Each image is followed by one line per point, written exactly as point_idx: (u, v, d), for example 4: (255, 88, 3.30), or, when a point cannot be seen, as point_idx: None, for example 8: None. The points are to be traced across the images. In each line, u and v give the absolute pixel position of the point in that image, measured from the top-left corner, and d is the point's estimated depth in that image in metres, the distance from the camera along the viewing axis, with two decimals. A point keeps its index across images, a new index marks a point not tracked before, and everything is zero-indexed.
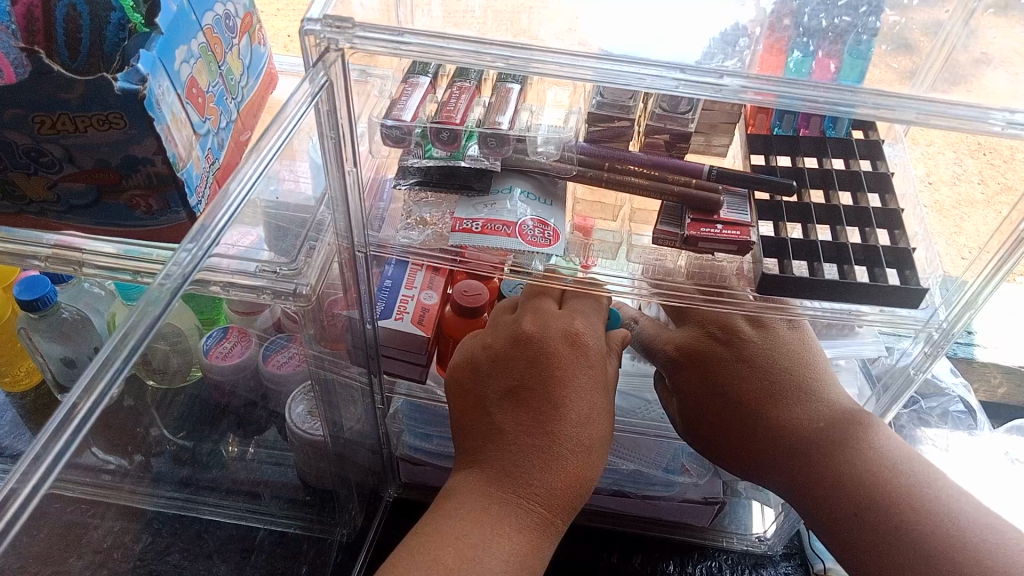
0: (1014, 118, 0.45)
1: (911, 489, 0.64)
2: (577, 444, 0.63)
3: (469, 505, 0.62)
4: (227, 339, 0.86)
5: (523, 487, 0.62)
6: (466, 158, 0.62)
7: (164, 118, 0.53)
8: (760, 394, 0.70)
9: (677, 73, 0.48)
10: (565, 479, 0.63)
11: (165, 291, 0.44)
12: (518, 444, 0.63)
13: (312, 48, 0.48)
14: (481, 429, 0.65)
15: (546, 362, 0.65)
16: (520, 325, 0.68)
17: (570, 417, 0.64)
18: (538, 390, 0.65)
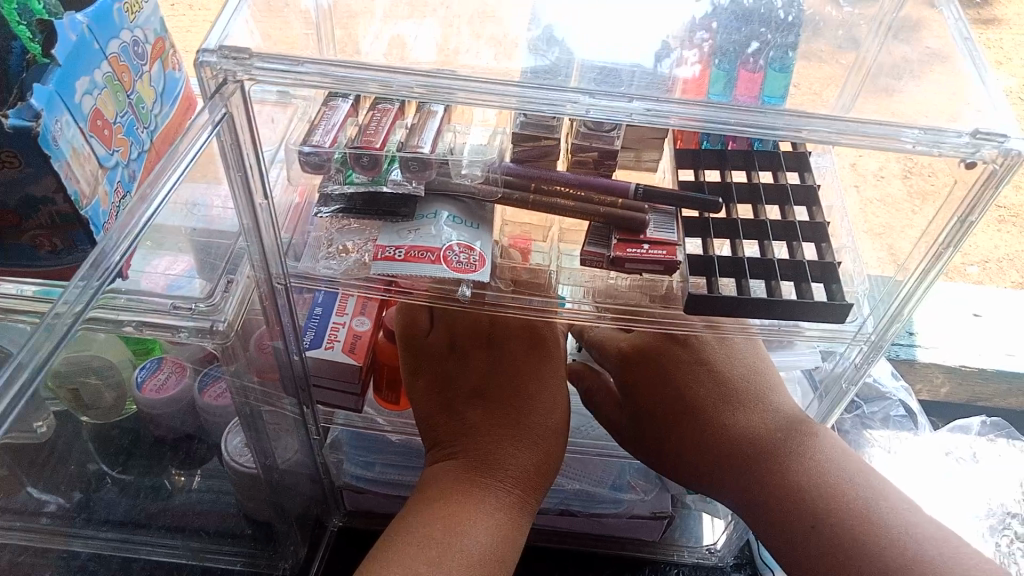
0: (924, 134, 0.45)
1: (866, 502, 0.61)
2: (546, 428, 0.68)
3: (448, 492, 0.65)
4: (161, 370, 0.82)
5: (499, 471, 0.66)
6: (388, 183, 0.60)
7: (62, 155, 0.51)
8: (713, 396, 0.68)
9: (588, 97, 0.47)
10: (538, 460, 0.67)
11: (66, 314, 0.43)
12: (490, 434, 0.68)
13: (208, 80, 0.46)
14: (451, 423, 0.68)
15: (504, 363, 0.70)
16: (478, 323, 0.71)
17: (534, 406, 0.68)
18: (507, 386, 0.69)
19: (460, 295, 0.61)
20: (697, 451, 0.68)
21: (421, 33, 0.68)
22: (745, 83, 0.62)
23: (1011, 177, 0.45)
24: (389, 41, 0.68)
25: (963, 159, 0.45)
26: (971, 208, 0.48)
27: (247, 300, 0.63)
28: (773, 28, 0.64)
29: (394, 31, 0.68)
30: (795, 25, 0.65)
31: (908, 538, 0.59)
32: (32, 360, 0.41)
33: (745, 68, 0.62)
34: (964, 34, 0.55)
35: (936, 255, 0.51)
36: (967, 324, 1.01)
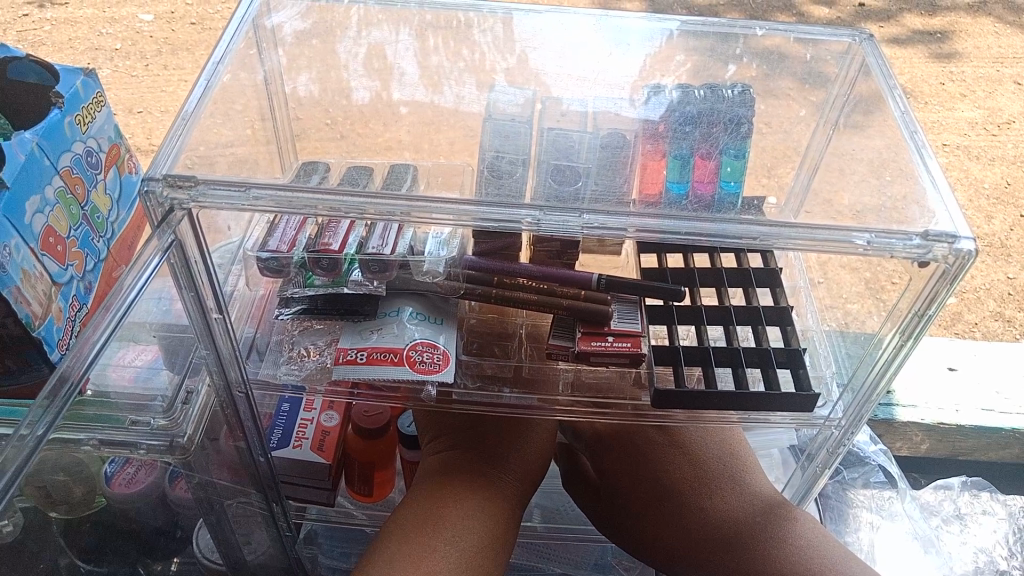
0: (876, 238, 0.45)
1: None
2: (540, 451, 0.68)
3: (438, 494, 0.63)
4: (130, 464, 0.84)
5: (490, 482, 0.65)
6: (349, 283, 0.60)
7: (11, 279, 0.50)
8: (689, 473, 0.65)
9: (536, 211, 0.47)
10: (511, 499, 0.65)
11: (33, 434, 0.42)
12: (492, 445, 0.67)
13: (154, 210, 0.45)
14: (451, 429, 0.68)
15: (485, 420, 0.68)
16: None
17: (513, 454, 0.67)
18: (484, 438, 0.67)
19: (425, 396, 0.60)
20: (674, 531, 0.64)
21: (400, 42, 0.74)
22: (703, 170, 0.62)
23: (964, 273, 0.45)
24: (364, 45, 0.74)
25: (915, 260, 0.46)
26: (929, 302, 0.48)
27: (209, 410, 0.63)
28: (721, 120, 0.65)
29: (371, 36, 0.74)
30: (747, 111, 0.67)
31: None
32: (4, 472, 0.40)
33: (701, 156, 0.62)
34: (911, 128, 0.57)
35: (897, 346, 0.51)
36: (943, 378, 1.01)
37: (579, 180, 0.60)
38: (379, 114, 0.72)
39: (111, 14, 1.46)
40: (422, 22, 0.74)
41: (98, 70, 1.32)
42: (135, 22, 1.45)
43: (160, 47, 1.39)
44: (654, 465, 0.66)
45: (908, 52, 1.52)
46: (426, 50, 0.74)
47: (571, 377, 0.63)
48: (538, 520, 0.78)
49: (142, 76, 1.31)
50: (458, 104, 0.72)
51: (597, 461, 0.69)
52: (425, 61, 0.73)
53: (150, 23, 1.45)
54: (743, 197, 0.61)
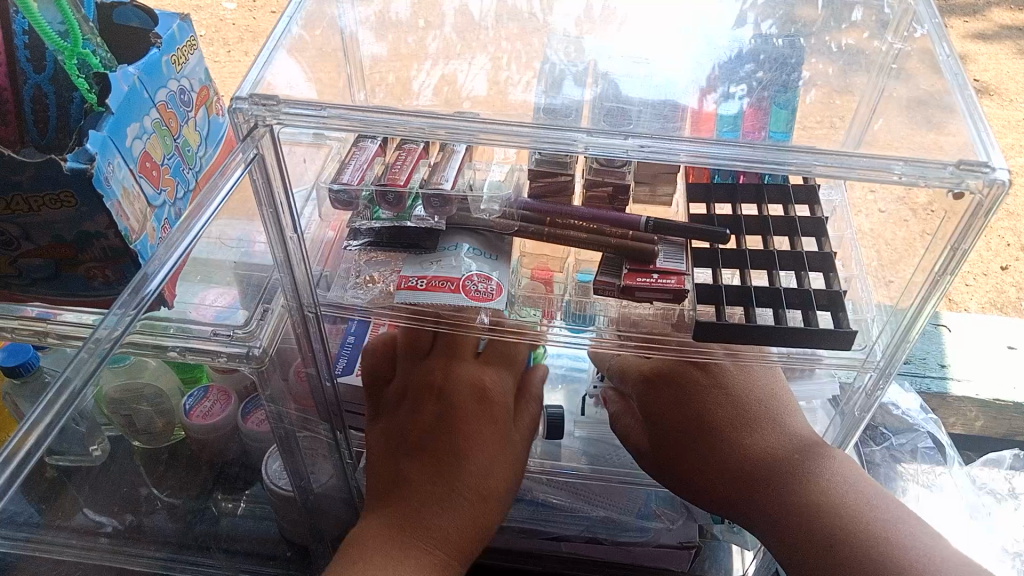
0: (910, 166, 0.48)
1: (881, 525, 0.60)
2: (476, 494, 0.66)
3: (380, 535, 0.64)
4: (207, 399, 0.89)
5: (424, 530, 0.64)
6: (412, 218, 0.65)
7: (114, 194, 0.56)
8: (726, 428, 0.67)
9: (586, 136, 0.51)
10: (464, 519, 0.65)
11: (103, 342, 0.48)
12: (424, 491, 0.65)
13: (241, 125, 0.51)
14: (386, 476, 0.67)
15: (451, 421, 0.67)
16: (431, 376, 0.70)
17: (471, 462, 0.66)
18: (442, 444, 0.67)
19: (477, 322, 0.65)
20: (711, 474, 0.67)
21: (471, 66, 0.75)
22: (751, 118, 0.68)
23: (997, 207, 0.47)
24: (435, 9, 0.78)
25: (951, 190, 0.48)
26: (963, 236, 0.49)
27: (280, 330, 0.67)
28: (771, 67, 0.72)
29: (446, 66, 0.76)
30: (793, 61, 0.72)
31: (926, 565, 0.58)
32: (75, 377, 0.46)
33: (751, 106, 0.68)
34: (955, 70, 0.58)
35: (933, 279, 0.53)
36: (1000, 358, 1.01)
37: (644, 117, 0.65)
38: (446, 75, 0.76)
39: (198, 4, 1.56)
40: (496, 49, 0.76)
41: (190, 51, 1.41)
42: (218, 9, 1.53)
43: (242, 35, 1.46)
44: (695, 406, 0.68)
45: (995, 47, 1.49)
46: (498, 70, 0.75)
47: (617, 314, 0.66)
48: (585, 463, 0.82)
49: (224, 61, 1.38)
50: (528, 64, 0.75)
51: (641, 396, 0.71)
52: (493, 77, 0.75)
53: (232, 11, 1.53)
54: (791, 140, 0.67)
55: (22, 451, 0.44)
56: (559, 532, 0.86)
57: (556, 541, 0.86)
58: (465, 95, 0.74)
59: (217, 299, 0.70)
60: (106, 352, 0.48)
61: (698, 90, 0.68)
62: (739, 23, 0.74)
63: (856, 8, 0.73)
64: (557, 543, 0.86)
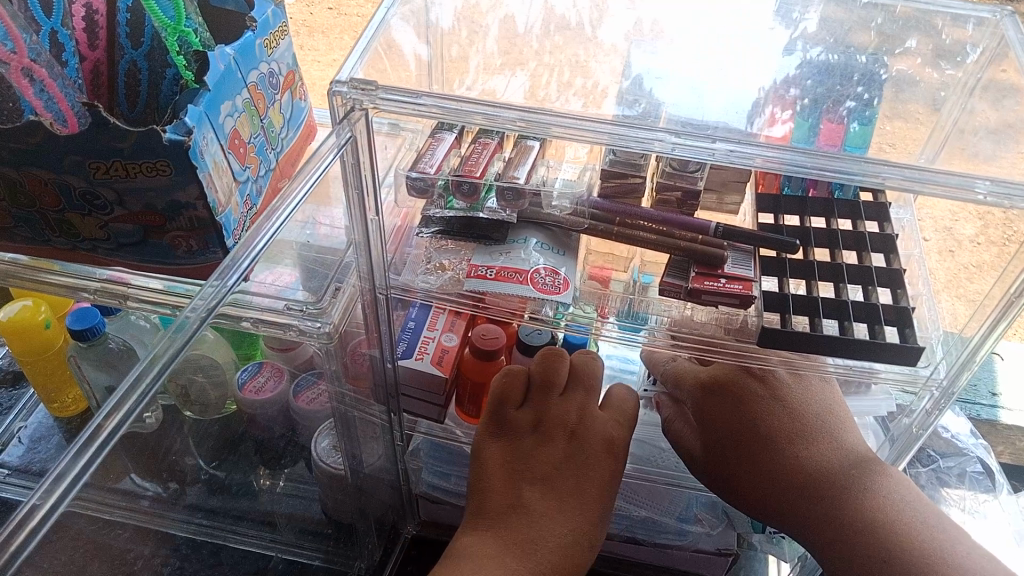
0: (997, 187, 0.48)
1: (937, 544, 0.61)
2: (585, 531, 0.71)
3: (490, 547, 0.69)
4: (261, 374, 0.92)
5: (534, 555, 0.69)
6: (484, 210, 0.66)
7: (206, 166, 0.58)
8: (788, 446, 0.67)
9: (674, 136, 0.52)
10: (568, 554, 0.70)
11: (193, 318, 0.51)
12: (541, 520, 0.70)
13: (338, 107, 0.53)
14: (507, 499, 0.71)
15: (581, 464, 0.72)
16: (567, 415, 0.73)
17: (590, 507, 0.72)
18: (569, 482, 0.72)
19: (542, 315, 0.66)
20: (767, 483, 0.68)
21: (512, 83, 0.76)
22: (830, 134, 0.69)
23: None
24: None
25: None
26: None
27: (349, 311, 0.69)
28: (850, 80, 0.72)
29: (486, 84, 0.77)
30: (878, 77, 0.72)
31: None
32: (165, 351, 0.49)
33: (827, 122, 0.70)
34: None
35: (1009, 302, 0.53)
36: None
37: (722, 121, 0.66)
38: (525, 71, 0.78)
39: None
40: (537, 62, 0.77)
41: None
42: None
43: None
44: (751, 415, 0.69)
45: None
46: (535, 87, 0.75)
47: (681, 316, 0.67)
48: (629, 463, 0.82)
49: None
50: (568, 83, 0.76)
51: (694, 401, 0.72)
52: (530, 90, 0.75)
53: None
54: (868, 154, 0.68)
55: (115, 417, 0.46)
56: None
57: None
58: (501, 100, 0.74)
59: (277, 277, 0.70)
60: (189, 334, 0.50)
61: (765, 96, 0.71)
62: (788, 50, 0.74)
63: (910, 36, 0.73)
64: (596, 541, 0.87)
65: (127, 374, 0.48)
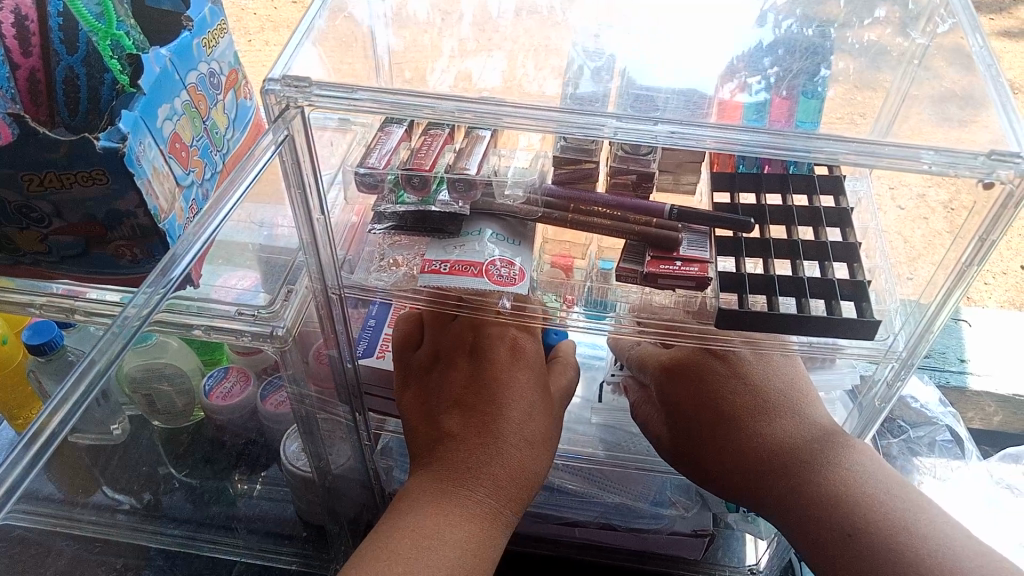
0: (940, 156, 0.48)
1: (900, 514, 0.61)
2: (521, 439, 0.66)
3: (431, 485, 0.65)
4: (228, 379, 0.91)
5: (475, 478, 0.64)
6: (437, 202, 0.65)
7: (145, 173, 0.56)
8: (751, 412, 0.68)
9: (614, 120, 0.52)
10: (512, 469, 0.65)
11: (131, 321, 0.49)
12: (465, 444, 0.66)
13: (273, 106, 0.51)
14: (430, 435, 0.68)
15: (489, 376, 0.68)
16: (464, 337, 0.71)
17: (511, 416, 0.67)
18: (482, 396, 0.68)
19: (500, 306, 0.66)
20: (731, 457, 0.68)
21: (487, 65, 0.75)
22: (779, 108, 0.67)
23: None
24: None
25: (981, 180, 0.48)
26: (991, 226, 0.49)
27: (304, 310, 0.67)
28: (802, 56, 0.71)
29: (461, 67, 0.74)
30: (824, 51, 0.72)
31: (944, 555, 0.58)
32: (100, 358, 0.47)
33: (777, 97, 0.68)
34: (987, 61, 0.58)
35: (959, 272, 0.53)
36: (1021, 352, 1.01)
37: (674, 104, 0.66)
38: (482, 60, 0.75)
39: None
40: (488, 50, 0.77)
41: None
42: None
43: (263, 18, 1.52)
44: (711, 393, 0.69)
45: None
46: (512, 71, 0.74)
47: (639, 301, 0.66)
48: (600, 450, 0.82)
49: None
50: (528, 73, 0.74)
51: (658, 385, 0.72)
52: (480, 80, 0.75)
53: None
54: (816, 127, 0.65)
55: (47, 430, 0.45)
56: (573, 518, 0.86)
57: (572, 526, 0.87)
58: (481, 87, 0.72)
59: (237, 281, 0.70)
60: (130, 335, 0.49)
61: (721, 79, 0.69)
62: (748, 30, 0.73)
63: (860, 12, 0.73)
64: (572, 529, 0.88)
65: (62, 384, 0.47)
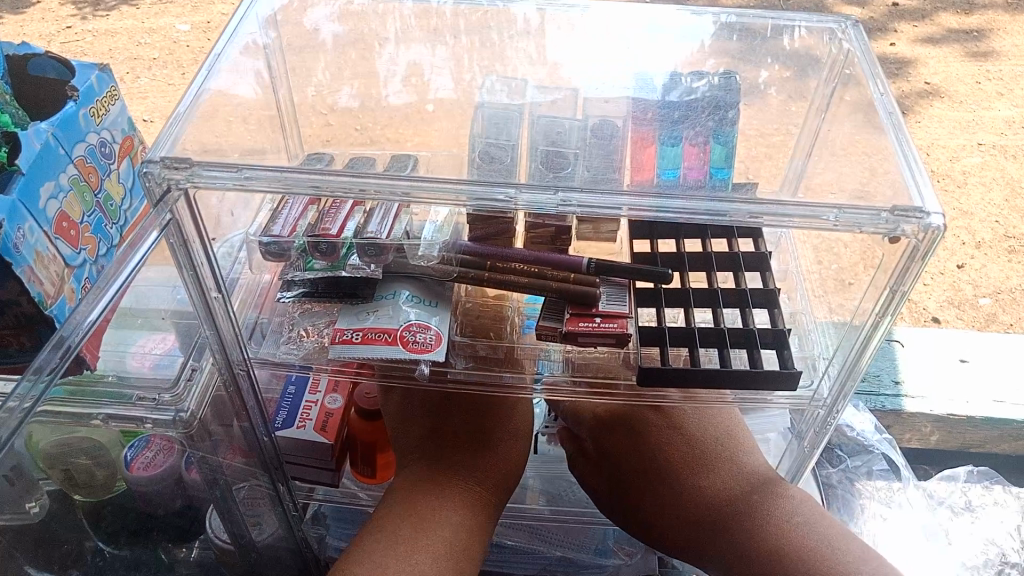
0: (845, 214, 0.47)
1: (844, 567, 0.60)
2: (509, 433, 0.72)
3: (404, 530, 0.64)
4: (149, 448, 0.85)
5: (463, 471, 0.69)
6: (347, 267, 0.62)
7: (25, 260, 0.53)
8: (687, 459, 0.67)
9: (514, 188, 0.50)
10: (498, 461, 0.71)
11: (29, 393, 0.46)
12: (453, 443, 0.70)
13: (153, 188, 0.48)
14: (414, 435, 0.71)
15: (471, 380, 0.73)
16: None
17: (496, 414, 0.72)
18: (466, 399, 0.72)
19: (419, 374, 0.63)
20: (671, 511, 0.66)
21: (435, 59, 0.77)
22: (691, 158, 0.65)
23: (934, 250, 0.46)
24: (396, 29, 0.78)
25: (887, 235, 0.47)
26: (901, 279, 0.49)
27: (211, 388, 0.65)
28: (704, 104, 0.69)
29: (408, 56, 0.77)
30: (730, 102, 0.69)
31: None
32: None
33: (690, 144, 0.65)
34: (888, 112, 0.58)
35: (874, 323, 0.52)
36: (954, 370, 1.03)
37: (586, 156, 0.63)
38: (420, 68, 0.77)
39: (152, 24, 1.60)
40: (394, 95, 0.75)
41: (138, 79, 1.42)
42: (172, 32, 1.57)
43: (196, 55, 1.50)
44: (649, 442, 0.68)
45: (945, 51, 1.65)
46: (459, 71, 0.76)
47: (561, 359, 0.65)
48: (539, 502, 0.80)
49: (181, 83, 1.40)
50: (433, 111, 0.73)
51: (593, 440, 0.71)
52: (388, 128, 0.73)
53: (186, 32, 1.57)
54: (729, 183, 0.64)
55: None
56: (515, 573, 0.84)
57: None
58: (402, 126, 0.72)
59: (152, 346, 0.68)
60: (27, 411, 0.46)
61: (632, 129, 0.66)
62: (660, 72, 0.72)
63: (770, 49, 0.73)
64: None
65: None
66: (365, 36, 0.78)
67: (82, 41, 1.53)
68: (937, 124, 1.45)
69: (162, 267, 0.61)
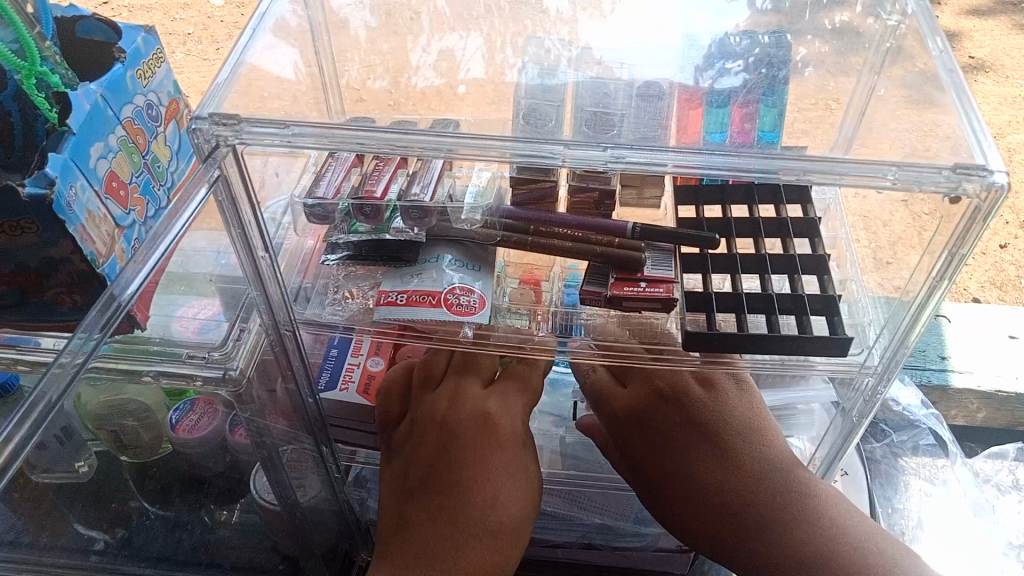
0: (904, 172, 0.46)
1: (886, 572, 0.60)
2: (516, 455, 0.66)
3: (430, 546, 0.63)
4: (194, 411, 0.85)
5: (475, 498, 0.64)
6: (391, 230, 0.63)
7: (78, 218, 0.53)
8: (708, 456, 0.66)
9: (563, 148, 0.50)
10: (515, 485, 0.66)
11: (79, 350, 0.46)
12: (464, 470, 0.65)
13: (202, 145, 0.49)
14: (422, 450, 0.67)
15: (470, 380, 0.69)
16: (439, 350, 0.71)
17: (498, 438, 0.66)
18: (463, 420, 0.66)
19: (464, 337, 0.63)
20: (701, 519, 0.66)
21: (469, 46, 0.75)
22: (739, 121, 0.65)
23: (997, 210, 0.45)
24: None
25: (947, 195, 0.46)
26: (960, 241, 0.47)
27: (259, 349, 0.66)
28: (757, 64, 0.67)
29: (443, 43, 0.76)
30: (784, 59, 0.68)
31: None
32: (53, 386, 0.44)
33: (739, 104, 0.65)
34: (948, 66, 0.55)
35: (929, 289, 0.51)
36: (1001, 346, 1.00)
37: (634, 117, 0.63)
38: (453, 52, 0.75)
39: None
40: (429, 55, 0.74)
41: (174, 55, 1.43)
42: (206, 6, 1.57)
43: (229, 30, 1.51)
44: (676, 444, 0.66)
45: (991, 23, 1.59)
46: (493, 51, 0.73)
47: (607, 324, 0.64)
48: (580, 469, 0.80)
49: (213, 59, 1.41)
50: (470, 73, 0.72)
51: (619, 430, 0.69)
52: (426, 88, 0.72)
53: (219, 7, 1.57)
54: (779, 145, 0.64)
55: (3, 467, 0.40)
56: (553, 541, 0.84)
57: (553, 548, 0.85)
58: None
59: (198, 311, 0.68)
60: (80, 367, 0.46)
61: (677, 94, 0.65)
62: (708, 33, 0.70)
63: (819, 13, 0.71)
64: (554, 550, 0.85)
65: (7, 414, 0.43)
66: (398, 16, 0.76)
67: (121, 15, 1.53)
68: (981, 98, 1.41)
69: (208, 228, 0.61)
